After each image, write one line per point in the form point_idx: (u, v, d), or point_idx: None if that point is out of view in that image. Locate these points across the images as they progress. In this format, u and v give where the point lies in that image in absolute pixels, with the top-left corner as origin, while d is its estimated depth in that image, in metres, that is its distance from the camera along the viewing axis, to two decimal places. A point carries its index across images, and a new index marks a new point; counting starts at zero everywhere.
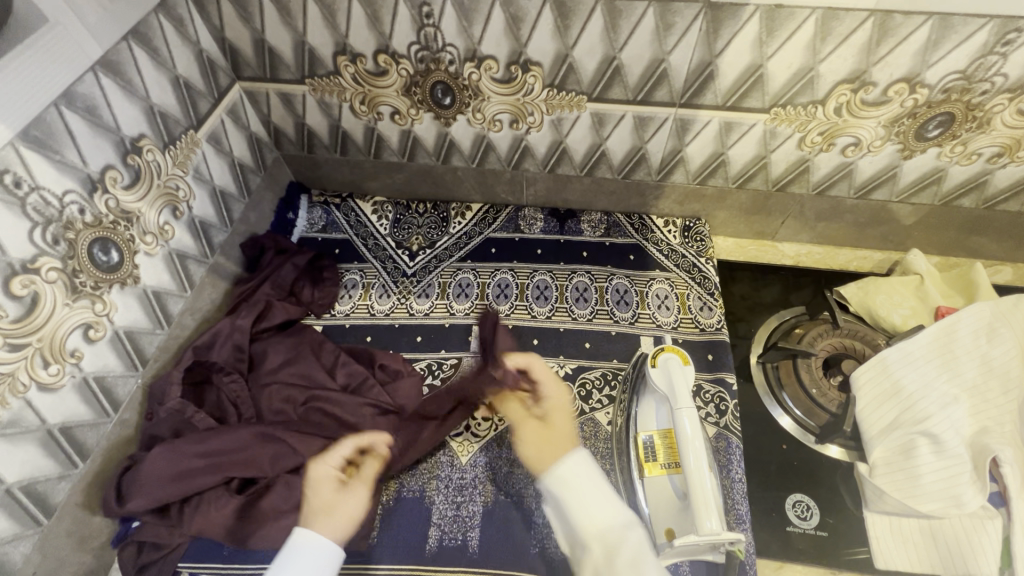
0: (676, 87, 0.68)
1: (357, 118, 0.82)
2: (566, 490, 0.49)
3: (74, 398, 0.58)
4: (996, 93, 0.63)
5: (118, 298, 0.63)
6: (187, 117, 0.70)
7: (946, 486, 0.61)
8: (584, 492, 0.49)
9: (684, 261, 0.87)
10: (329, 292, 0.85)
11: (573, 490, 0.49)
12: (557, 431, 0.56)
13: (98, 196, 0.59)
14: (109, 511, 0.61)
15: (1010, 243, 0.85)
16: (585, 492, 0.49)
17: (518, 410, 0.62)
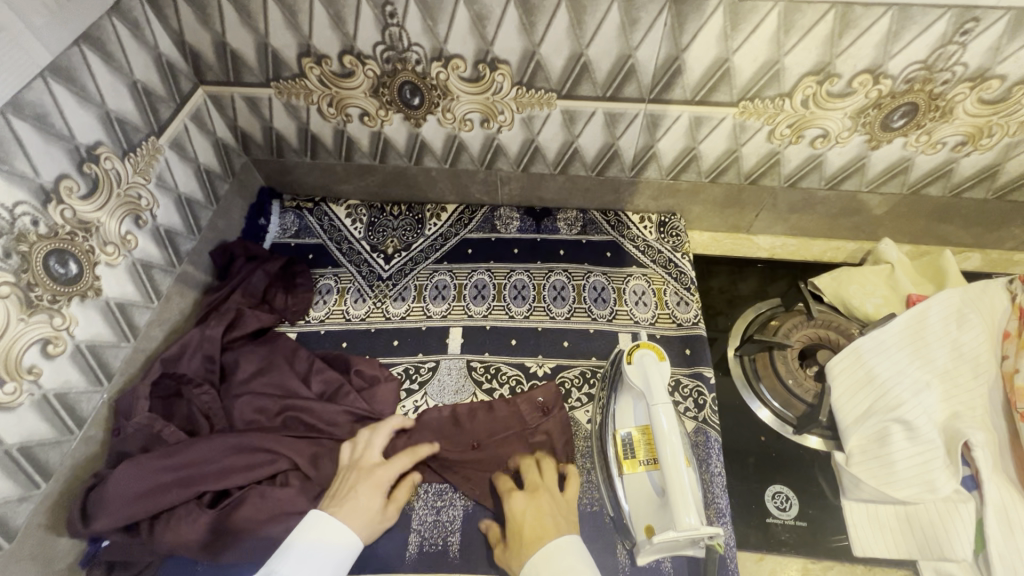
0: (644, 82, 0.68)
1: (326, 121, 0.81)
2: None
3: (34, 417, 0.56)
4: (957, 83, 0.64)
5: (78, 311, 0.61)
6: (147, 123, 0.68)
7: (919, 472, 0.62)
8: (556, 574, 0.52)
9: (660, 256, 0.88)
10: (303, 298, 0.84)
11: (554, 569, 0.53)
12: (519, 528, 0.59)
13: (53, 207, 0.57)
14: (75, 531, 0.60)
15: (977, 229, 0.86)
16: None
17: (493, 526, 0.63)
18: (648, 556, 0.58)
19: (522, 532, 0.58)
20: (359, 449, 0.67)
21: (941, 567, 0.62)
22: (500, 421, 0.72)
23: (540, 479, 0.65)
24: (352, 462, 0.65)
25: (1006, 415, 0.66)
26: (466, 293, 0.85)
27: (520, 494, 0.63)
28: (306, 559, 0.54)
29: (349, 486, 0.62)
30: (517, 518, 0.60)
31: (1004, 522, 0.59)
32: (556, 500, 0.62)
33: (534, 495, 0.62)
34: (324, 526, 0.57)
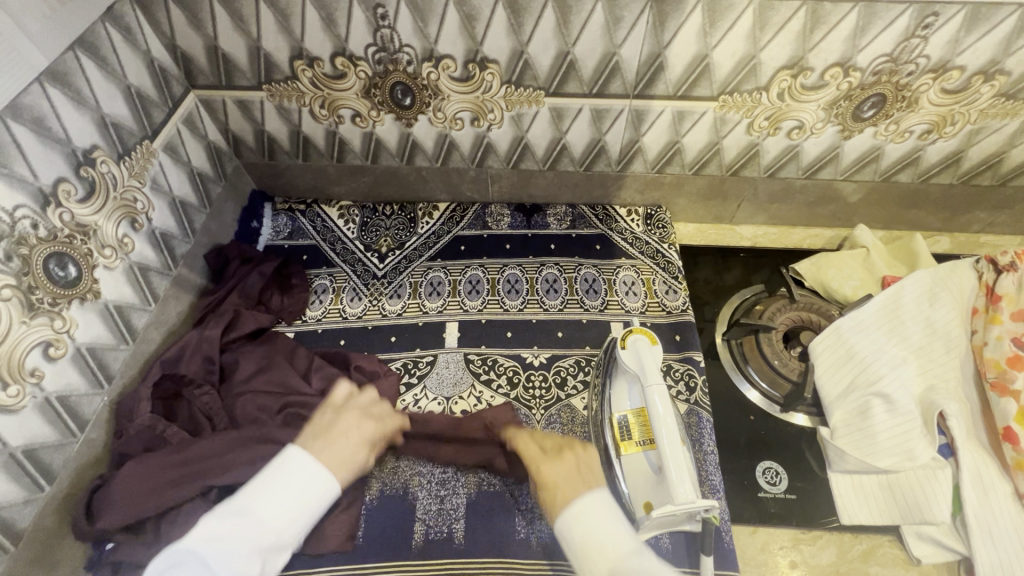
0: (629, 79, 0.71)
1: (318, 122, 0.82)
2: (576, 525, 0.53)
3: (37, 420, 0.57)
4: (921, 74, 0.68)
5: (78, 314, 0.61)
6: (141, 128, 0.69)
7: (899, 442, 0.65)
8: (599, 527, 0.52)
9: (648, 248, 0.90)
10: (299, 298, 0.85)
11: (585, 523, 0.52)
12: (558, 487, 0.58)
13: (52, 210, 0.57)
14: (80, 533, 0.60)
15: (945, 214, 0.91)
16: (597, 532, 0.51)
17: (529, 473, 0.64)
18: (648, 532, 0.61)
19: (554, 493, 0.57)
20: (359, 397, 0.68)
21: (922, 531, 0.65)
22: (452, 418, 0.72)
23: (565, 445, 0.64)
24: (349, 408, 0.66)
25: (978, 386, 0.70)
26: (461, 288, 0.86)
27: (549, 460, 0.62)
28: (275, 515, 0.52)
29: (346, 426, 0.63)
30: (549, 484, 0.59)
31: (977, 485, 0.63)
32: (581, 458, 0.61)
33: (563, 460, 0.61)
34: (301, 474, 0.55)
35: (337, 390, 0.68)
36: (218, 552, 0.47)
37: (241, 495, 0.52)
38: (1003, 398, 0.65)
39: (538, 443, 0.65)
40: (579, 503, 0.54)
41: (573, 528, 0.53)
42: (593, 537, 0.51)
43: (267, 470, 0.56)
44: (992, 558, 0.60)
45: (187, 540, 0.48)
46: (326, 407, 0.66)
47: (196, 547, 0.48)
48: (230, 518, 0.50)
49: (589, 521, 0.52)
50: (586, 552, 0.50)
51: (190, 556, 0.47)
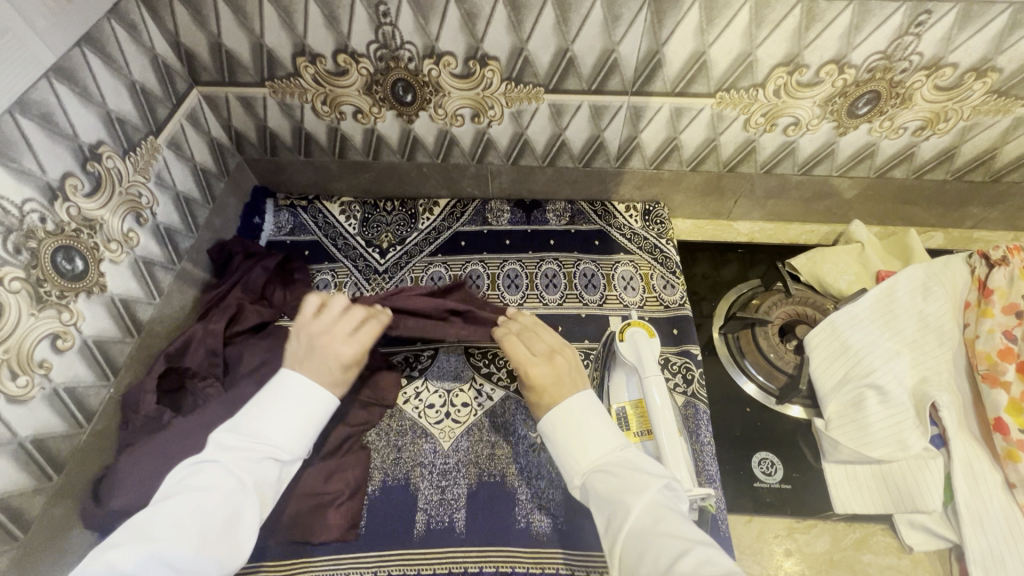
0: (627, 75, 0.72)
1: (320, 118, 0.83)
2: (566, 423, 0.58)
3: (45, 410, 0.58)
4: (915, 71, 0.69)
5: (84, 307, 0.62)
6: (146, 123, 0.70)
7: (892, 433, 0.66)
8: (585, 425, 0.57)
9: (646, 243, 0.92)
10: (301, 293, 0.86)
11: (573, 423, 0.57)
12: (546, 387, 0.62)
13: (59, 204, 0.58)
14: (87, 519, 0.62)
15: (939, 210, 0.92)
16: (578, 432, 0.57)
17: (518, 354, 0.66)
18: None
19: (543, 395, 0.62)
20: (330, 313, 0.67)
21: (913, 519, 0.66)
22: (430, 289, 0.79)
23: (550, 347, 0.67)
24: (319, 328, 0.65)
25: (969, 378, 0.71)
26: None
27: (541, 361, 0.64)
28: (281, 432, 0.56)
29: (322, 344, 0.63)
30: (539, 385, 0.62)
31: (968, 474, 0.64)
32: (569, 361, 0.65)
33: (553, 362, 0.64)
34: (295, 392, 0.59)
35: (304, 307, 0.68)
36: (235, 463, 0.53)
37: (245, 413, 0.57)
38: (994, 389, 0.67)
39: (527, 344, 0.68)
40: (566, 404, 0.59)
41: (558, 427, 0.58)
42: (573, 437, 0.57)
43: (265, 389, 0.60)
44: (983, 544, 0.61)
45: (204, 453, 0.54)
46: (298, 331, 0.66)
47: (215, 460, 0.53)
48: (240, 435, 0.55)
49: (576, 416, 0.58)
50: (570, 451, 0.56)
51: (212, 466, 0.53)
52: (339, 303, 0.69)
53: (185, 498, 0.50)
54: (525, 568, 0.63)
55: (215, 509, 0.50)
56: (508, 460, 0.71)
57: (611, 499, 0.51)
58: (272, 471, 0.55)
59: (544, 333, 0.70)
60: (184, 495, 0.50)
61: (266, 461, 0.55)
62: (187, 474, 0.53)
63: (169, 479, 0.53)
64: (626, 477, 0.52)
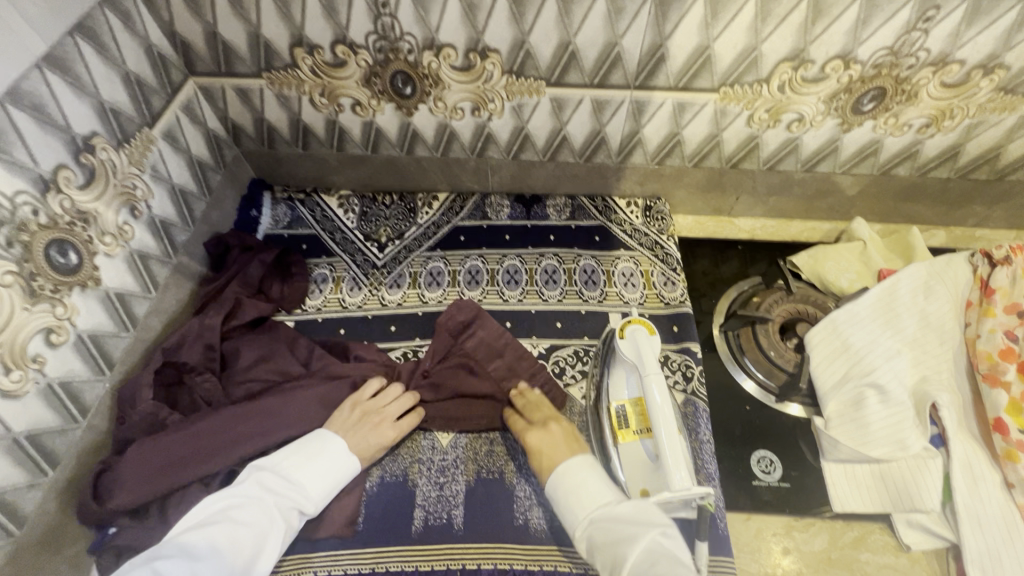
0: (630, 70, 0.71)
1: (318, 110, 0.82)
2: (569, 484, 0.59)
3: (40, 405, 0.57)
4: (921, 67, 0.68)
5: (79, 301, 0.61)
6: (140, 114, 0.69)
7: (892, 432, 0.66)
8: (587, 484, 0.59)
9: (647, 239, 0.91)
10: (299, 287, 0.85)
11: (575, 482, 0.59)
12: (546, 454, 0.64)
13: (52, 196, 0.57)
14: (85, 514, 0.60)
15: (942, 208, 0.92)
16: (583, 488, 0.58)
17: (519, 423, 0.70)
18: None
19: (540, 459, 0.64)
20: (385, 400, 0.71)
21: (911, 519, 0.66)
22: (441, 350, 0.76)
23: (546, 413, 0.69)
24: (375, 408, 0.70)
25: (970, 378, 0.71)
26: (461, 278, 0.87)
27: (533, 429, 0.67)
28: (314, 485, 0.62)
29: (373, 422, 0.68)
30: (536, 450, 0.65)
31: (967, 474, 0.64)
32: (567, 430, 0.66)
33: (548, 429, 0.66)
34: (324, 449, 0.65)
35: (365, 387, 0.72)
36: (271, 505, 0.60)
37: (287, 458, 0.64)
38: (994, 389, 0.67)
39: (526, 416, 0.70)
40: (563, 466, 0.61)
41: (562, 485, 0.60)
42: (578, 492, 0.58)
43: (304, 440, 0.66)
44: (980, 544, 0.61)
45: (246, 489, 0.60)
46: (352, 406, 0.70)
47: (253, 498, 0.60)
48: (278, 480, 0.62)
49: (577, 475, 0.60)
50: (573, 505, 0.58)
51: (252, 503, 0.59)
52: (394, 389, 0.72)
53: (220, 529, 0.56)
54: (523, 565, 0.63)
55: (240, 547, 0.56)
56: (506, 456, 0.71)
57: (609, 552, 0.53)
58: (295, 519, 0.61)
59: (546, 404, 0.71)
60: (220, 526, 0.57)
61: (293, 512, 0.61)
62: (224, 504, 0.59)
63: (208, 504, 0.59)
64: (620, 530, 0.53)
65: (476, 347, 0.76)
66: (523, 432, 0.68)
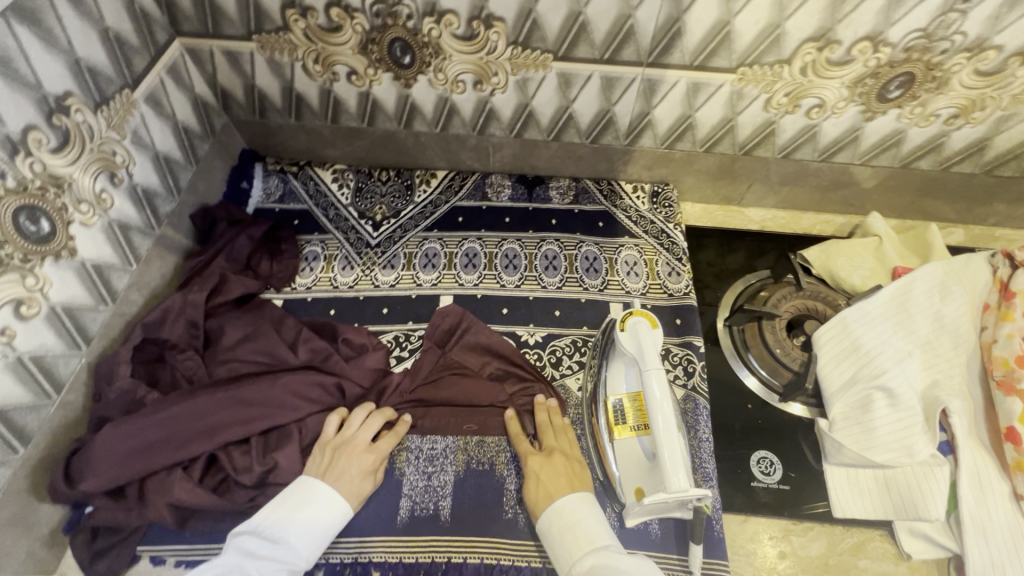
0: (643, 45, 0.67)
1: (312, 79, 0.77)
2: (560, 521, 0.57)
3: (9, 380, 0.55)
4: (955, 52, 0.64)
5: (52, 272, 0.58)
6: (121, 75, 0.64)
7: (899, 437, 0.63)
8: (581, 522, 0.56)
9: (653, 227, 0.87)
10: (289, 264, 0.82)
11: (567, 525, 0.56)
12: (548, 482, 0.61)
13: (22, 159, 0.54)
14: (57, 494, 0.59)
15: (962, 205, 0.88)
16: (575, 528, 0.56)
17: (525, 445, 0.66)
18: (636, 518, 0.61)
19: (538, 487, 0.61)
20: (353, 427, 0.65)
21: (914, 527, 0.64)
22: (428, 367, 0.72)
23: (557, 442, 0.66)
24: (344, 439, 0.64)
25: (983, 384, 0.68)
26: (457, 261, 0.84)
27: (535, 455, 0.64)
28: (302, 539, 0.56)
29: (347, 451, 0.62)
30: (534, 477, 0.62)
31: (975, 484, 0.61)
32: (569, 458, 0.64)
33: (551, 457, 0.63)
34: (313, 501, 0.58)
35: (325, 425, 0.65)
36: (254, 572, 0.52)
37: (269, 516, 0.57)
38: (1008, 397, 0.63)
39: (537, 440, 0.67)
40: (560, 503, 0.58)
41: (556, 526, 0.57)
42: (574, 531, 0.56)
43: (287, 490, 0.59)
44: (985, 556, 0.59)
45: (228, 556, 0.53)
46: (320, 449, 0.63)
47: (234, 565, 0.52)
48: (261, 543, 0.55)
49: (571, 511, 0.57)
50: (565, 550, 0.55)
51: (231, 573, 0.52)
52: (358, 414, 0.66)
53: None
54: (510, 560, 0.62)
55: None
56: (498, 446, 0.69)
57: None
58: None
59: (559, 428, 0.67)
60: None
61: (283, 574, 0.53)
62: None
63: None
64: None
65: (467, 355, 0.73)
66: (526, 455, 0.65)
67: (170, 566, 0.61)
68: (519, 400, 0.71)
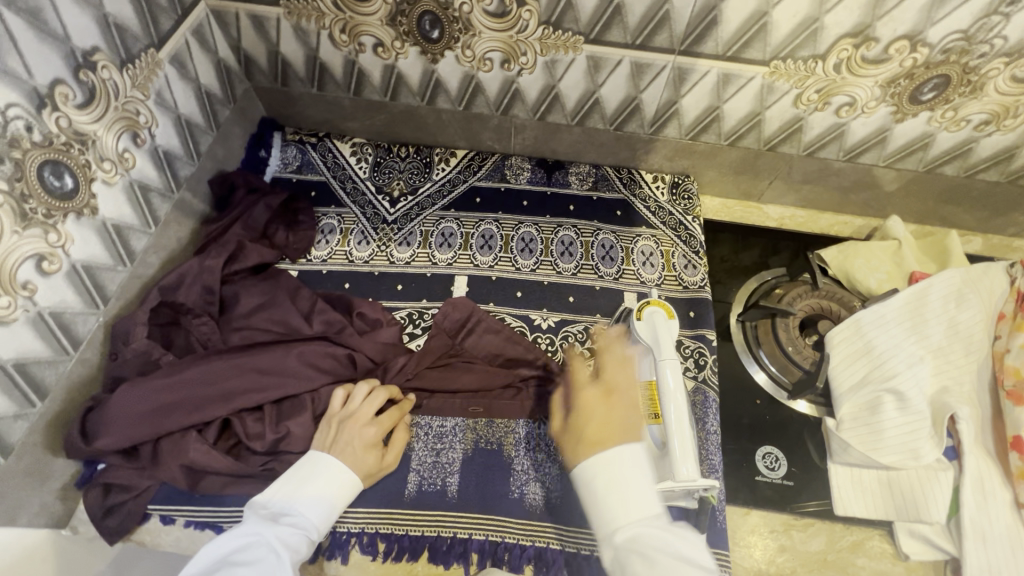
0: (677, 31, 0.65)
1: (337, 48, 0.76)
2: (597, 478, 0.49)
3: (29, 334, 0.55)
4: (993, 57, 0.63)
5: (74, 230, 0.58)
6: (147, 34, 0.63)
7: (906, 440, 0.63)
8: (622, 482, 0.48)
9: (671, 218, 0.87)
10: (304, 235, 0.82)
11: (610, 482, 0.49)
12: (593, 426, 0.53)
13: (48, 113, 0.53)
14: (73, 450, 0.59)
15: (983, 213, 0.87)
16: (618, 485, 0.49)
17: (579, 376, 0.58)
18: None
19: (581, 432, 0.53)
20: (356, 401, 0.64)
21: (914, 528, 0.64)
22: (439, 351, 0.73)
23: (616, 374, 0.57)
24: (349, 411, 0.63)
25: (992, 395, 0.68)
26: (473, 242, 0.83)
27: (586, 387, 0.57)
28: (314, 506, 0.55)
29: (351, 425, 0.62)
30: (579, 420, 0.55)
31: (978, 491, 0.62)
32: (623, 398, 0.55)
33: (598, 392, 0.56)
34: (321, 471, 0.58)
35: (331, 399, 0.65)
36: (277, 535, 0.50)
37: (278, 491, 0.56)
38: (1017, 407, 0.63)
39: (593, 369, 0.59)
40: (611, 456, 0.50)
41: (596, 481, 0.49)
42: (617, 492, 0.48)
43: (291, 469, 0.59)
44: (981, 560, 0.59)
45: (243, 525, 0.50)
46: (326, 422, 0.63)
47: (253, 532, 0.49)
48: (273, 514, 0.53)
49: (614, 469, 0.49)
50: (602, 506, 0.49)
51: (252, 538, 0.49)
52: (361, 388, 0.65)
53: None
54: (516, 538, 0.63)
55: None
56: (507, 427, 0.69)
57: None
58: (306, 548, 0.52)
59: (619, 360, 0.58)
60: (220, 573, 0.44)
61: (303, 540, 0.52)
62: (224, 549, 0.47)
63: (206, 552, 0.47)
64: (667, 559, 0.43)
65: (477, 346, 0.73)
66: (578, 386, 0.57)
67: (179, 526, 0.62)
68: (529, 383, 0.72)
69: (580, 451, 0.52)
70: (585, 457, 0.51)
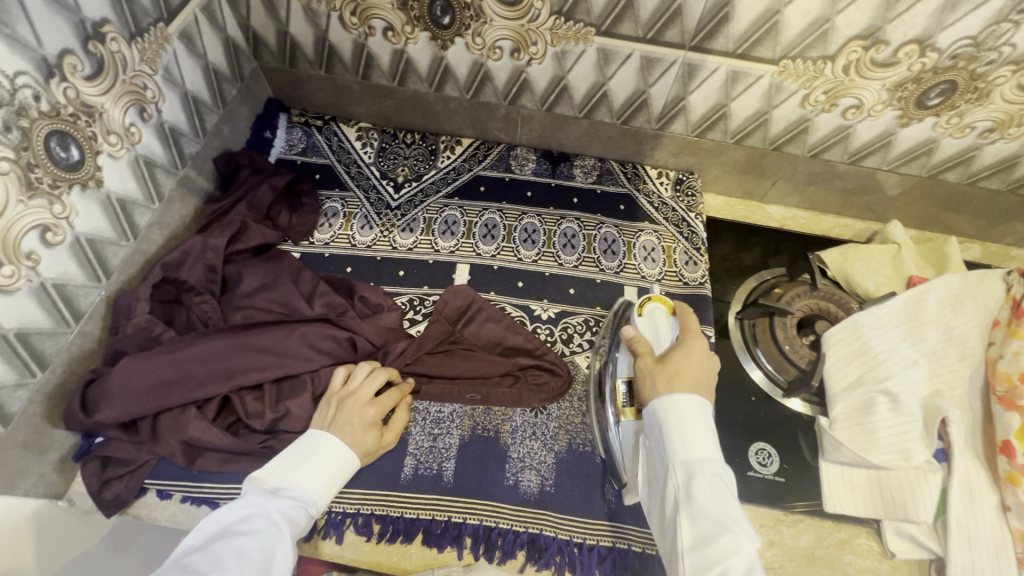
0: (688, 27, 0.65)
1: (346, 31, 0.76)
2: (679, 415, 0.50)
3: (32, 304, 0.55)
4: (1001, 64, 0.63)
5: (78, 202, 0.58)
6: (157, 8, 0.63)
7: (897, 441, 0.64)
8: (700, 427, 0.50)
9: (673, 214, 0.87)
10: (308, 218, 0.82)
11: (690, 422, 0.50)
12: (681, 371, 0.54)
13: (56, 83, 0.53)
14: (72, 421, 0.60)
15: (982, 221, 0.88)
16: (699, 426, 0.50)
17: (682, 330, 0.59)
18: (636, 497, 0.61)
19: (668, 372, 0.55)
20: (356, 381, 0.64)
21: (901, 528, 0.66)
22: (438, 336, 0.73)
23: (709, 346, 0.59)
24: (349, 391, 0.63)
25: (985, 400, 0.68)
26: (476, 231, 0.83)
27: (690, 342, 0.58)
28: (313, 480, 0.55)
29: (350, 404, 0.62)
30: (672, 363, 0.56)
31: (965, 492, 0.63)
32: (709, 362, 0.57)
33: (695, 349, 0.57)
34: (320, 448, 0.57)
35: (332, 377, 0.65)
36: (277, 509, 0.50)
37: (278, 463, 0.56)
38: (1008, 412, 0.64)
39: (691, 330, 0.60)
40: (698, 402, 0.51)
41: (677, 417, 0.50)
42: (697, 432, 0.49)
43: (289, 447, 0.58)
44: (965, 559, 0.60)
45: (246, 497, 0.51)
46: (326, 401, 0.63)
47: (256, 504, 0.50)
48: (273, 488, 0.54)
49: (696, 413, 0.50)
50: (684, 442, 0.49)
51: (253, 511, 0.49)
52: (362, 368, 0.66)
53: (227, 544, 0.44)
54: (509, 524, 0.63)
55: (251, 555, 0.44)
56: (503, 414, 0.70)
57: (712, 519, 0.44)
58: (305, 522, 0.52)
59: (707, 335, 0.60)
60: (222, 542, 0.45)
61: (302, 514, 0.52)
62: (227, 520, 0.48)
63: (209, 522, 0.47)
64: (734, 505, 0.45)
65: (476, 333, 0.74)
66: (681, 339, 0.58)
67: (176, 501, 0.63)
68: (528, 372, 0.72)
69: (670, 385, 0.53)
70: (672, 390, 0.53)
